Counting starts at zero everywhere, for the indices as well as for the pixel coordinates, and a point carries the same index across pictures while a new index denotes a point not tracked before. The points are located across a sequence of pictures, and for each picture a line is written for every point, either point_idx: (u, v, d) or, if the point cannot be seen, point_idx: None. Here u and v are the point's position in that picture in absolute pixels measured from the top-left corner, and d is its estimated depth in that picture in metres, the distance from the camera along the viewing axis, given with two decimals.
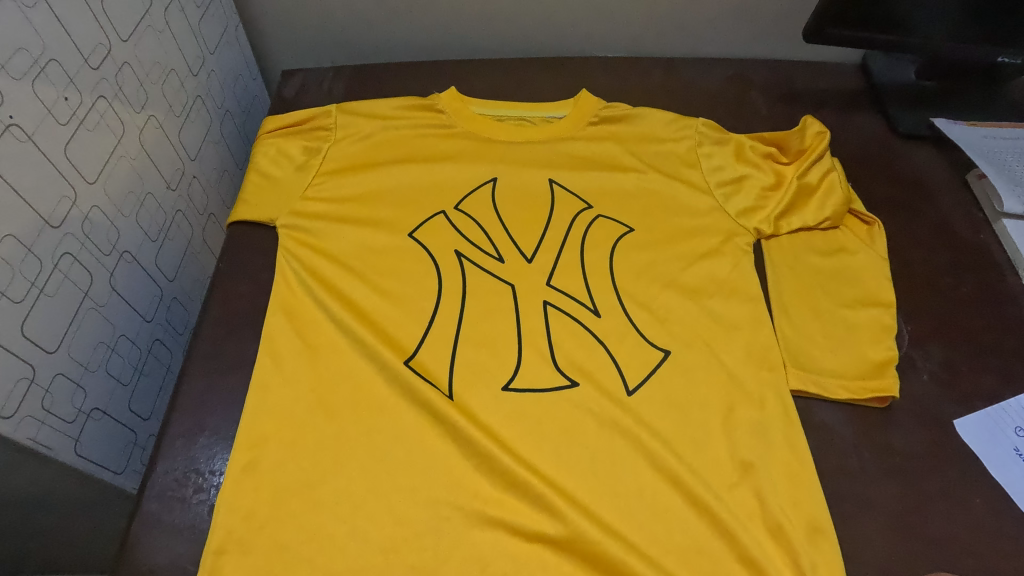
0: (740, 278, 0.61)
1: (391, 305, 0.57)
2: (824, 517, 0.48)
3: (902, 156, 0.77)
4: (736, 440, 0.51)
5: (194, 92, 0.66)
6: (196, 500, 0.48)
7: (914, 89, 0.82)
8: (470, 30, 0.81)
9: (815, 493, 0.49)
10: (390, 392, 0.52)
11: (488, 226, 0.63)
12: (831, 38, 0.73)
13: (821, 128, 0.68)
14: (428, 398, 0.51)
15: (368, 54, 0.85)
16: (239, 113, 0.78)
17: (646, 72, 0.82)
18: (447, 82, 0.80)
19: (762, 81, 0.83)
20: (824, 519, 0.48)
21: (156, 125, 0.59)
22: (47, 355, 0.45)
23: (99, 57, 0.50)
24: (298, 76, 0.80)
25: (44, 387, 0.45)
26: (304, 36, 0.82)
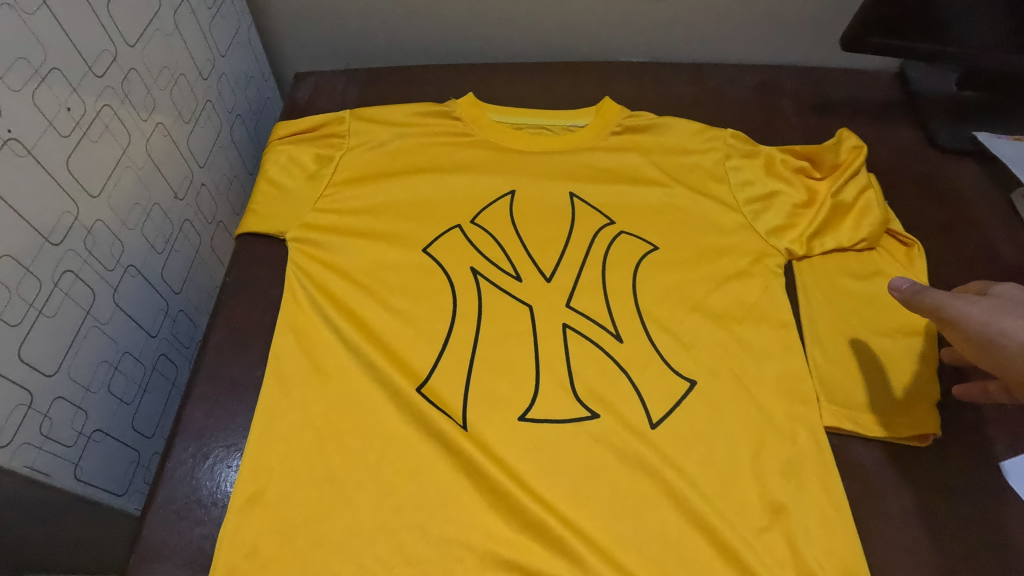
0: (770, 302, 0.58)
1: (404, 325, 0.55)
2: (860, 567, 0.45)
3: (941, 172, 0.73)
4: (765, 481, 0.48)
5: (204, 97, 0.64)
6: (198, 530, 0.46)
7: (954, 100, 0.78)
8: (489, 32, 0.78)
9: (849, 540, 0.46)
10: (402, 421, 0.50)
11: (506, 241, 0.60)
12: (869, 46, 0.70)
13: (857, 142, 0.64)
14: (443, 427, 0.49)
15: (383, 57, 0.82)
16: (251, 116, 0.75)
17: (671, 79, 0.79)
18: (464, 87, 0.77)
19: (793, 89, 0.79)
20: (860, 570, 0.45)
21: (164, 132, 0.57)
22: (46, 378, 0.43)
23: (104, 64, 0.48)
24: (311, 79, 0.78)
25: (42, 412, 0.43)
26: (317, 37, 0.79)
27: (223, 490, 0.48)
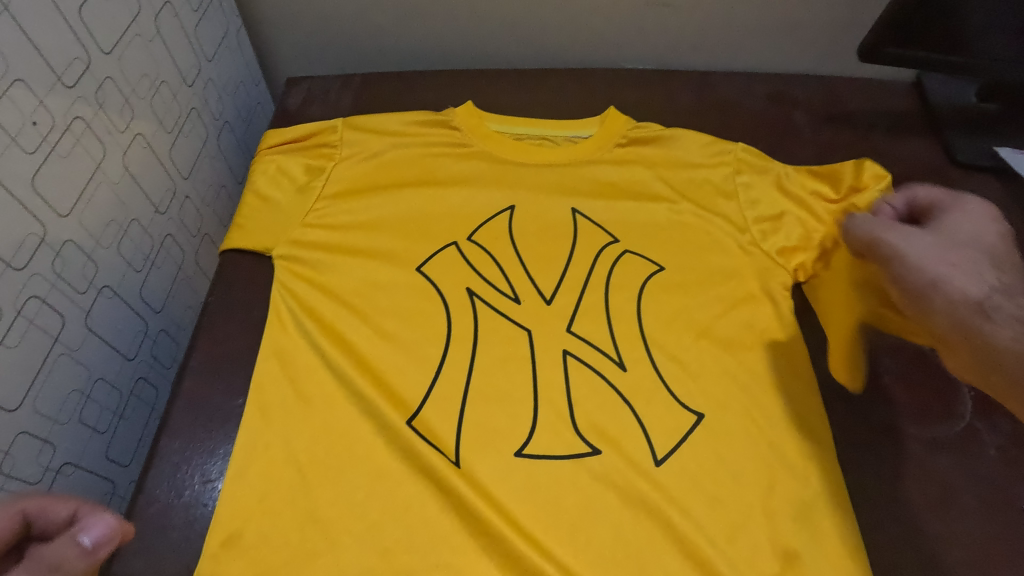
0: (782, 329, 0.55)
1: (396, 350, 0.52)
2: None
3: (960, 189, 0.70)
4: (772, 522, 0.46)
5: (188, 104, 0.61)
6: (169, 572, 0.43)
7: (974, 112, 0.74)
8: (489, 37, 0.75)
9: None
10: (390, 456, 0.47)
11: (503, 257, 0.57)
12: (887, 58, 0.67)
13: (883, 170, 0.58)
14: (434, 464, 0.46)
15: (378, 61, 0.79)
16: (239, 123, 0.72)
17: (679, 87, 0.75)
18: (464, 95, 0.74)
19: (806, 100, 0.76)
20: None
21: (144, 144, 0.54)
22: (7, 414, 0.40)
23: (76, 74, 0.45)
24: (304, 84, 0.74)
25: (3, 451, 0.40)
26: (310, 40, 0.76)
27: (198, 529, 0.45)
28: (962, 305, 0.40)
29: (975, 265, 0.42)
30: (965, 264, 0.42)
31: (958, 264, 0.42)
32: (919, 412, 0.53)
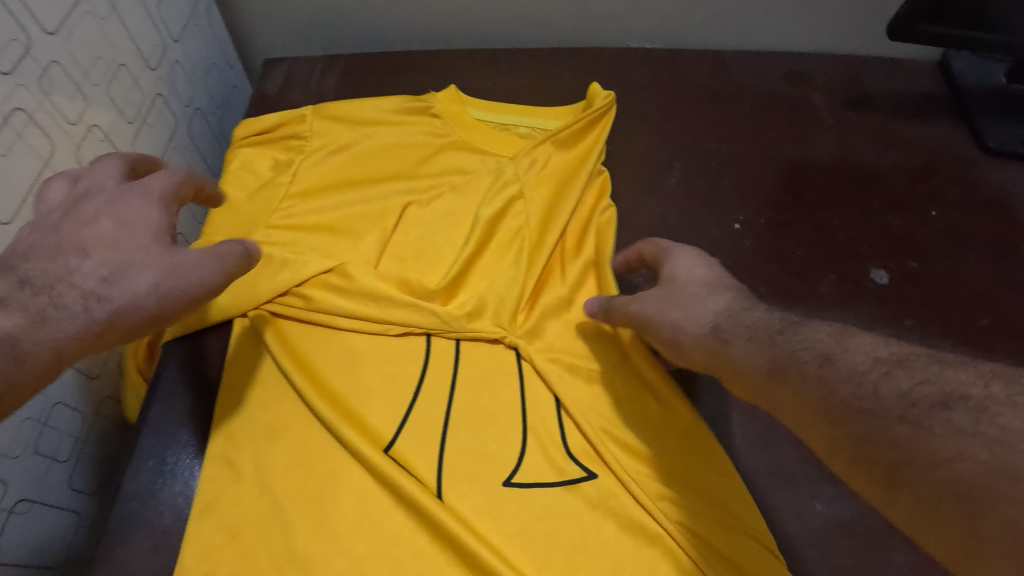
0: None
1: (367, 374, 0.46)
2: None
3: (990, 178, 0.65)
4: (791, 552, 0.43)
5: (152, 90, 0.55)
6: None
7: (1004, 94, 0.69)
8: (484, 14, 0.69)
9: None
10: (363, 483, 0.42)
11: (492, 267, 0.51)
12: (920, 36, 0.61)
13: (598, 136, 0.56)
14: (408, 492, 0.41)
15: (364, 42, 0.72)
16: (212, 109, 0.67)
17: (690, 69, 0.70)
18: (455, 78, 0.68)
19: (825, 82, 0.70)
20: None
21: (101, 136, 0.48)
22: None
23: (13, 58, 0.39)
24: (282, 67, 0.68)
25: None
26: (290, 20, 0.70)
27: None
28: (690, 334, 0.38)
29: (670, 296, 0.40)
30: (676, 297, 0.40)
31: (672, 298, 0.40)
32: None
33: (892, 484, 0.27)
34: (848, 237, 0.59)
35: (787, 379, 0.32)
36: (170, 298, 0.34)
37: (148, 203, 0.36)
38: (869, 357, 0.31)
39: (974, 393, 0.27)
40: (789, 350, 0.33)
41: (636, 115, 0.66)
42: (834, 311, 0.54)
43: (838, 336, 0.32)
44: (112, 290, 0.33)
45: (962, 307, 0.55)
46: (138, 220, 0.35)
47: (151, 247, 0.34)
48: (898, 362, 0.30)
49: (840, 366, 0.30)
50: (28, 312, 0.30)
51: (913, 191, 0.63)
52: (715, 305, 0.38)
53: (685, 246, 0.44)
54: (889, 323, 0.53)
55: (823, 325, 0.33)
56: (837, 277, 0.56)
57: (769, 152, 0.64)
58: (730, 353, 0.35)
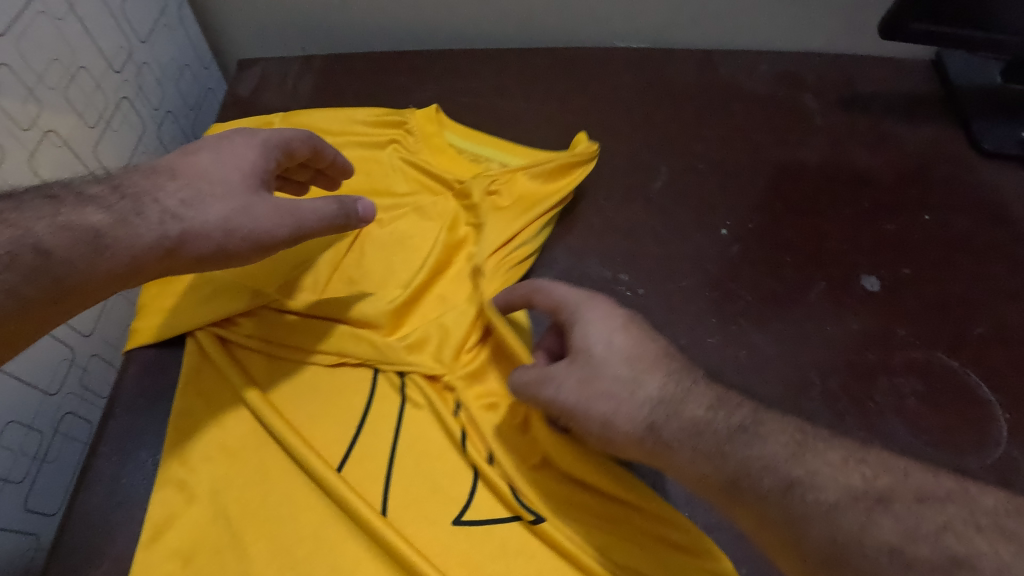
0: (780, 357, 0.50)
1: (313, 404, 0.44)
2: None
3: (985, 181, 0.63)
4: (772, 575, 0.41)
5: (117, 93, 0.53)
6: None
7: (1000, 94, 0.67)
8: (466, 13, 0.67)
9: None
10: (314, 504, 0.40)
11: (443, 299, 0.49)
12: (912, 34, 0.59)
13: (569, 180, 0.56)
14: (358, 511, 0.39)
15: (342, 43, 0.70)
16: (184, 112, 0.65)
17: (678, 70, 0.68)
18: (436, 80, 0.66)
19: (816, 82, 0.69)
20: None
21: (57, 142, 0.46)
22: None
23: None
24: (256, 68, 0.66)
25: None
26: (265, 19, 0.68)
27: None
28: (623, 431, 0.37)
29: (589, 382, 0.38)
30: (596, 381, 0.38)
31: (593, 381, 0.38)
32: (949, 438, 0.46)
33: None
34: (838, 242, 0.57)
35: (746, 498, 0.33)
36: (230, 237, 0.39)
37: (256, 151, 0.42)
38: (844, 491, 0.31)
39: (972, 558, 0.28)
40: (759, 479, 0.33)
41: (622, 116, 0.64)
42: (824, 319, 0.52)
43: (798, 450, 0.34)
44: (187, 212, 0.38)
45: (955, 315, 0.53)
46: (231, 157, 0.40)
47: (234, 185, 0.40)
48: (881, 501, 0.31)
49: (808, 500, 0.32)
50: (115, 213, 0.36)
51: (906, 195, 0.61)
52: (646, 393, 0.38)
53: (599, 305, 0.41)
54: (881, 333, 0.51)
55: (778, 435, 0.35)
56: (827, 283, 0.54)
57: (759, 155, 0.63)
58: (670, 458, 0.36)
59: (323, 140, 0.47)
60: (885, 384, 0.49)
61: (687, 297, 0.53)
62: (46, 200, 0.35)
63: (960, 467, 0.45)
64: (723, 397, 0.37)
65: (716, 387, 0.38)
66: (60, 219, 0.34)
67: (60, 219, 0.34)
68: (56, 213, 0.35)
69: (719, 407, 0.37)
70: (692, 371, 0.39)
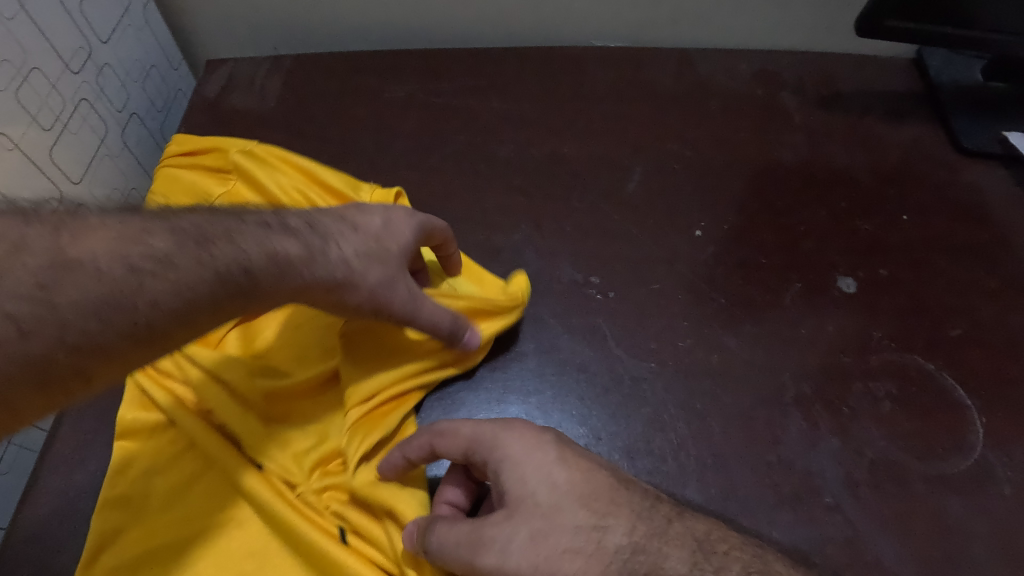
0: (753, 360, 0.49)
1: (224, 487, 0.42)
2: None
3: (965, 179, 0.62)
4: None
5: (76, 95, 0.52)
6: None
7: (981, 91, 0.66)
8: (440, 12, 0.66)
9: None
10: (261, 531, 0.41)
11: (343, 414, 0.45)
12: (889, 32, 0.59)
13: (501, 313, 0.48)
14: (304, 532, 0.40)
15: (315, 42, 0.69)
16: (153, 113, 0.63)
17: (655, 69, 0.67)
18: (409, 80, 0.64)
19: (795, 80, 0.68)
20: None
21: (8, 145, 0.45)
22: None
23: None
24: (225, 68, 0.65)
25: None
26: (235, 17, 0.67)
27: None
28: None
29: (538, 551, 0.35)
30: (545, 550, 0.34)
31: (543, 551, 0.35)
32: (922, 443, 0.45)
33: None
34: (813, 242, 0.56)
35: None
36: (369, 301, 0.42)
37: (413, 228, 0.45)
38: None
39: None
40: None
41: (597, 117, 0.63)
42: (798, 321, 0.51)
43: None
44: (359, 269, 0.41)
45: (931, 316, 0.52)
46: (399, 231, 0.44)
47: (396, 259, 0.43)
48: None
49: None
50: (306, 248, 0.39)
51: (884, 194, 0.60)
52: (610, 546, 0.34)
53: (511, 436, 0.38)
54: (856, 336, 0.50)
55: None
56: (802, 286, 0.53)
57: (735, 154, 0.62)
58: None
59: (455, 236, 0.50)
60: (859, 388, 0.48)
61: (660, 301, 0.52)
62: (268, 226, 0.38)
63: (933, 473, 0.44)
64: (701, 541, 0.35)
65: (690, 527, 0.35)
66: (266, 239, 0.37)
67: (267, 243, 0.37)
68: (264, 230, 0.38)
69: (701, 565, 0.34)
70: (650, 502, 0.36)
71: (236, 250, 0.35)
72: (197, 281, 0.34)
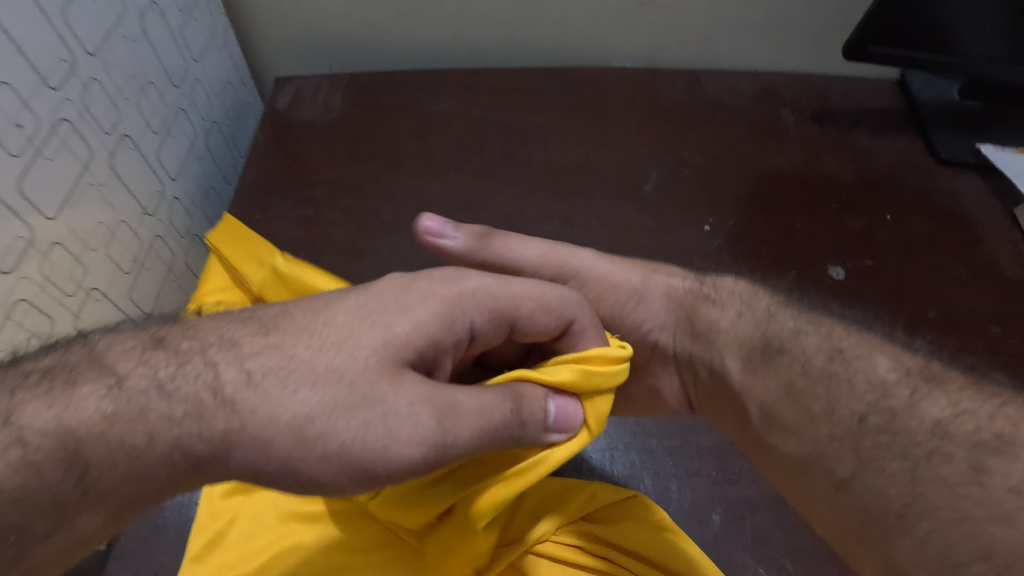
0: None
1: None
2: None
3: (944, 186, 0.70)
4: (737, 514, 0.47)
5: (176, 106, 0.61)
6: (147, 566, 0.46)
7: (957, 109, 0.75)
8: (480, 37, 0.75)
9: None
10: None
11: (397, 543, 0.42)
12: (872, 56, 0.67)
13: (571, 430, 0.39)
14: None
15: (368, 62, 0.79)
16: (227, 123, 0.73)
17: (669, 86, 0.76)
18: (453, 94, 0.74)
19: (792, 98, 0.76)
20: None
21: (131, 145, 0.54)
22: None
23: (61, 76, 0.45)
24: (292, 85, 0.74)
25: None
26: (300, 40, 0.76)
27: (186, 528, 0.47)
28: (660, 310, 0.50)
29: (616, 270, 0.51)
30: (617, 270, 0.51)
31: (615, 271, 0.51)
32: None
33: (843, 489, 0.35)
34: (808, 238, 0.64)
35: (775, 358, 0.43)
36: (334, 459, 0.30)
37: (452, 314, 0.35)
38: (895, 368, 0.38)
39: (1004, 434, 0.32)
40: (802, 347, 0.42)
41: (617, 129, 0.72)
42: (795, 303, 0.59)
43: (810, 324, 0.44)
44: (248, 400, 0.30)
45: (911, 299, 0.60)
46: (349, 340, 0.32)
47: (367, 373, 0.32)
48: (934, 381, 0.36)
49: (859, 373, 0.38)
50: (120, 397, 0.28)
51: (869, 197, 0.68)
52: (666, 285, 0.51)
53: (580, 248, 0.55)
54: None
55: (816, 341, 0.42)
56: (798, 274, 0.61)
57: (739, 161, 0.70)
58: (711, 318, 0.48)
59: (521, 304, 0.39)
60: None
61: None
62: (149, 341, 0.31)
63: None
64: (733, 293, 0.49)
65: (727, 285, 0.50)
66: (165, 408, 0.29)
67: (164, 405, 0.29)
68: (160, 382, 0.29)
69: (747, 299, 0.48)
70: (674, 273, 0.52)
71: (49, 425, 0.27)
72: (83, 504, 0.28)
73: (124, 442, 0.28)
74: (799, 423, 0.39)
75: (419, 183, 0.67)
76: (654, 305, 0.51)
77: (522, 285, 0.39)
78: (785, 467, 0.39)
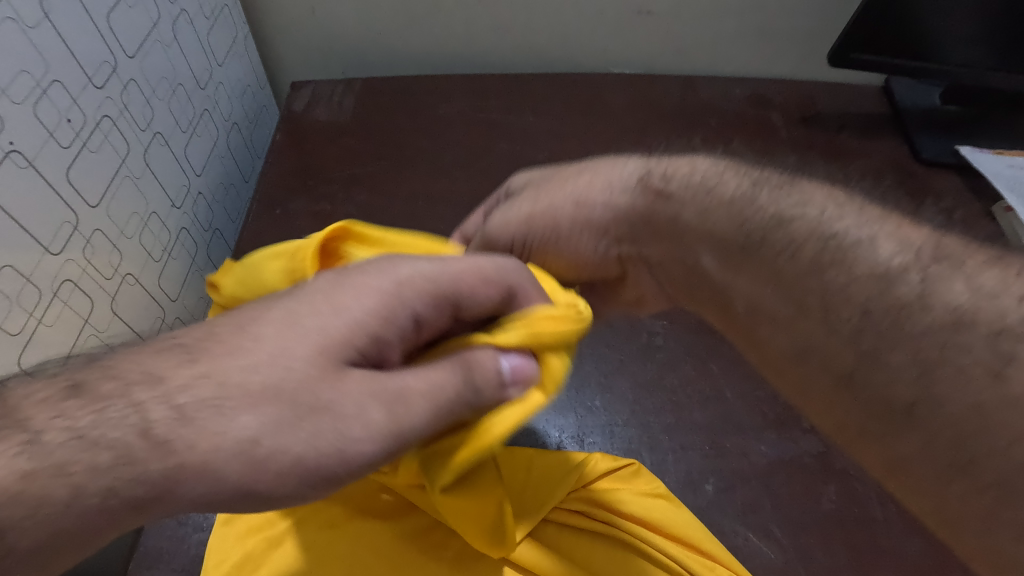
0: None
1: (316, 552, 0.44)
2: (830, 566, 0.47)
3: (926, 185, 0.74)
4: (730, 486, 0.50)
5: (202, 106, 0.65)
6: (175, 533, 0.48)
7: (939, 113, 0.79)
8: (486, 44, 0.79)
9: (818, 540, 0.48)
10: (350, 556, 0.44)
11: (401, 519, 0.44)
12: (854, 62, 0.72)
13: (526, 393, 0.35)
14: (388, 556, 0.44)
15: (379, 68, 0.83)
16: (247, 124, 0.77)
17: (665, 91, 0.80)
18: (460, 98, 0.78)
19: (782, 102, 0.81)
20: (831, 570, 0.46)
21: (162, 142, 0.58)
22: None
23: (104, 76, 0.49)
24: (308, 88, 0.78)
25: None
26: (315, 47, 0.81)
27: None
28: (625, 200, 0.40)
29: (564, 181, 0.42)
30: (576, 180, 0.42)
31: (574, 182, 0.42)
32: None
33: (843, 386, 0.32)
34: None
35: (758, 253, 0.35)
36: (293, 472, 0.28)
37: (390, 295, 0.31)
38: (896, 246, 0.32)
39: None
40: (791, 233, 0.34)
41: (616, 130, 0.76)
42: None
43: (797, 196, 0.36)
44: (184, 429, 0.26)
45: None
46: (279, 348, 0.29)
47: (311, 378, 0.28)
48: (950, 259, 0.32)
49: (866, 255, 0.32)
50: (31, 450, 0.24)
51: None
52: (629, 175, 0.41)
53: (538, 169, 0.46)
54: None
55: (811, 207, 0.35)
56: None
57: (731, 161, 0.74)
58: (670, 209, 0.38)
59: (460, 276, 0.33)
60: None
61: None
62: (63, 389, 0.26)
63: None
64: (704, 174, 0.38)
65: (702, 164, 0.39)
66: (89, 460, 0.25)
67: (86, 457, 0.25)
68: (80, 434, 0.25)
69: (728, 177, 0.38)
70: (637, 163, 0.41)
71: None
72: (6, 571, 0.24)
73: (40, 504, 0.24)
74: (788, 318, 0.34)
75: (427, 180, 0.70)
76: (613, 197, 0.40)
77: (457, 262, 0.34)
78: (774, 360, 0.36)
